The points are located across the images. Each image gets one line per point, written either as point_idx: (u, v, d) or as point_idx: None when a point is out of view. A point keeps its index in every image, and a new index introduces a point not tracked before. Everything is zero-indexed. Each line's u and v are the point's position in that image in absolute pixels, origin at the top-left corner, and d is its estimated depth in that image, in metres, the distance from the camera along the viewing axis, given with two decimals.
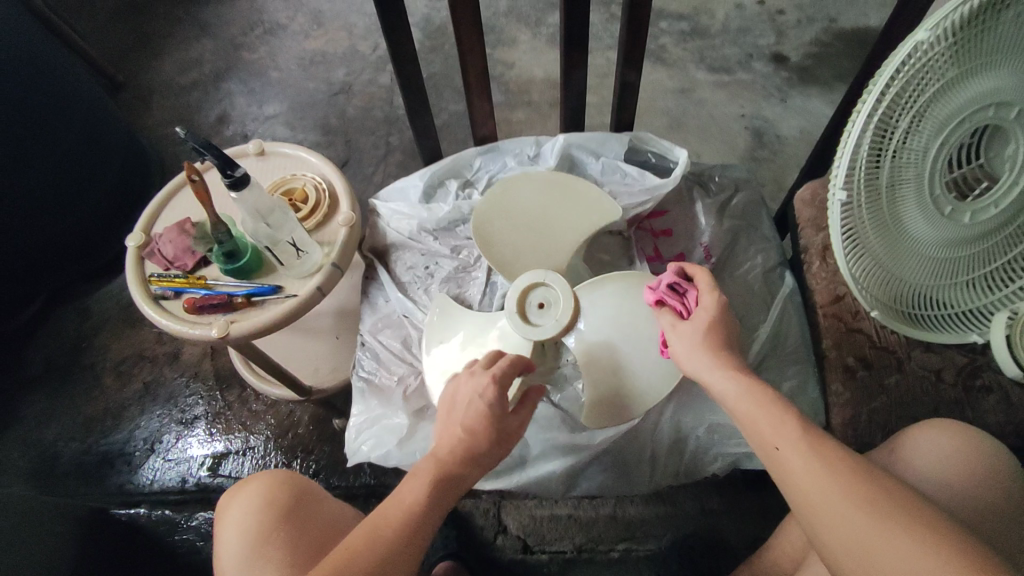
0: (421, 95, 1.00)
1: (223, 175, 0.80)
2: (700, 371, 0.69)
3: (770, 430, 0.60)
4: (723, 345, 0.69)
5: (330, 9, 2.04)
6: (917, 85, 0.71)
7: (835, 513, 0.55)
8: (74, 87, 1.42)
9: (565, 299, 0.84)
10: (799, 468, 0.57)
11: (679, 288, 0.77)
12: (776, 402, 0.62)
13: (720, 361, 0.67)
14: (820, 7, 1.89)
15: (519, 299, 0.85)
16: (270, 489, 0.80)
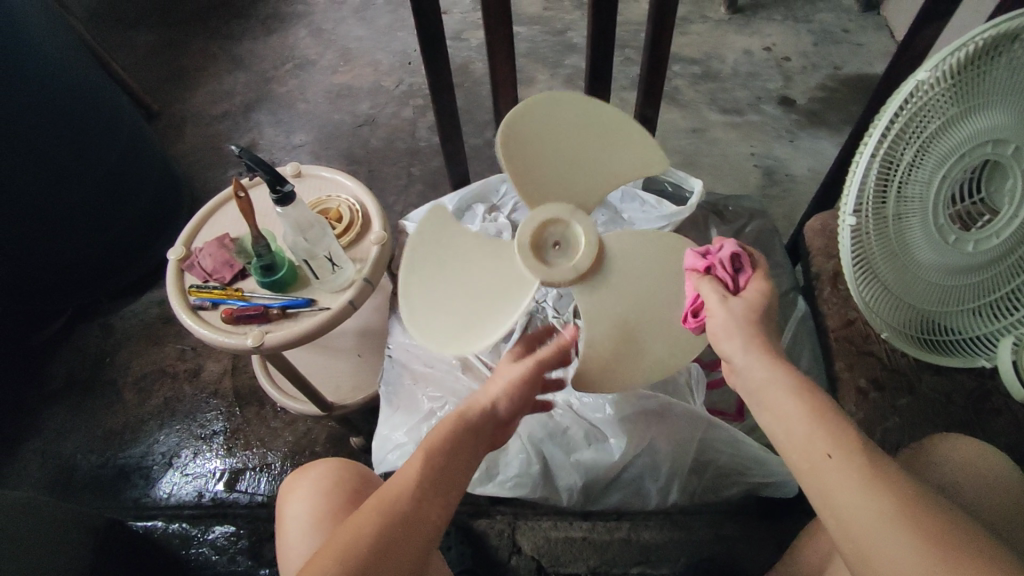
0: (455, 124, 1.06)
1: (272, 190, 0.87)
2: (735, 352, 0.63)
3: (823, 437, 0.55)
4: (768, 334, 0.63)
5: (358, 47, 2.15)
6: (921, 122, 0.77)
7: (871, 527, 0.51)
8: (119, 114, 1.50)
9: (587, 245, 0.76)
10: (853, 483, 0.52)
11: (734, 264, 0.70)
12: (828, 413, 0.57)
13: (768, 352, 0.61)
14: (825, 55, 1.99)
15: (533, 233, 0.76)
16: (334, 474, 0.85)
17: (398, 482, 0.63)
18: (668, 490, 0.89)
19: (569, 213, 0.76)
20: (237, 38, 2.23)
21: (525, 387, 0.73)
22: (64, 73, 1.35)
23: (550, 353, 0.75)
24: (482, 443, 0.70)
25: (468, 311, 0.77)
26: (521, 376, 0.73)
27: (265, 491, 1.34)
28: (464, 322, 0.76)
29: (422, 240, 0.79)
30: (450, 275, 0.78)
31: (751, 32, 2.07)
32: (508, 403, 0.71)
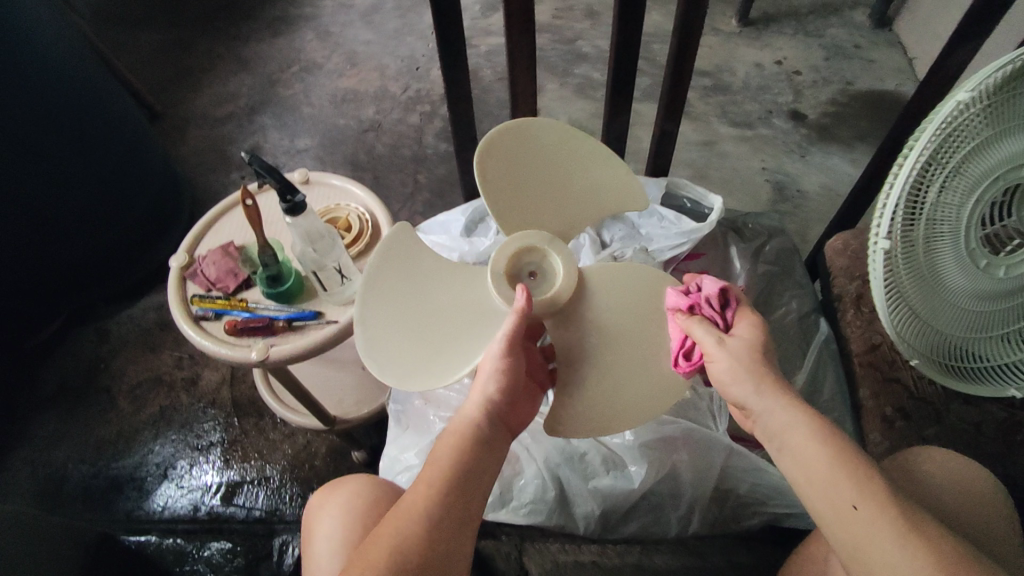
0: (471, 134, 1.05)
1: (282, 200, 0.83)
2: (748, 396, 0.64)
3: (852, 486, 0.56)
4: (772, 370, 0.65)
5: (365, 51, 2.12)
6: (954, 145, 0.74)
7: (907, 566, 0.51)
8: (121, 113, 1.46)
9: (566, 275, 0.74)
10: (885, 535, 0.53)
11: (721, 302, 0.71)
12: (853, 459, 0.57)
13: (779, 393, 0.63)
14: (836, 70, 1.97)
15: (509, 260, 0.75)
16: (365, 494, 0.78)
17: (409, 501, 0.62)
18: (689, 519, 0.87)
19: (547, 241, 0.75)
20: (243, 40, 2.20)
21: (511, 366, 0.69)
22: (67, 71, 1.32)
23: (517, 322, 0.69)
24: (492, 438, 0.67)
25: (429, 340, 0.72)
26: (501, 356, 0.69)
27: (262, 507, 1.31)
28: (423, 352, 0.71)
29: (384, 260, 0.73)
30: (413, 299, 0.73)
31: (763, 45, 2.05)
32: (499, 389, 0.68)
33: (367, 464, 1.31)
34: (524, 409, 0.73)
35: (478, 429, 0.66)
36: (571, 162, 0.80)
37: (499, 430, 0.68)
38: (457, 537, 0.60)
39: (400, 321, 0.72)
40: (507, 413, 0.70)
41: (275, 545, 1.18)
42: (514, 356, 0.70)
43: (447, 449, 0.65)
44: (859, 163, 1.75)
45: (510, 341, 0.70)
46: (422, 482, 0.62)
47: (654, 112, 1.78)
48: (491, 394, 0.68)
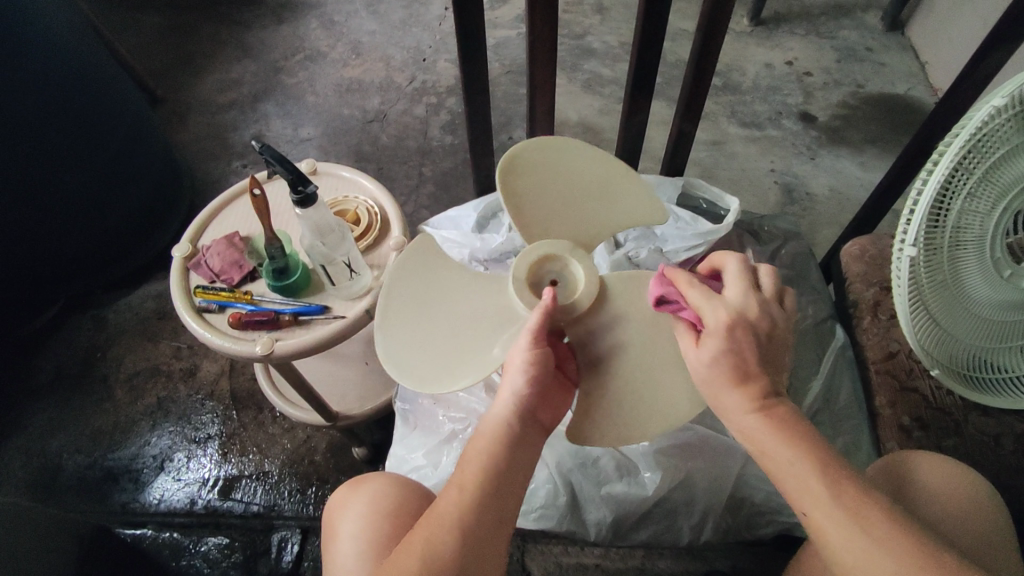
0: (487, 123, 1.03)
1: (293, 191, 0.81)
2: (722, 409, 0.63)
3: (798, 491, 0.57)
4: (740, 366, 0.61)
5: (370, 41, 2.09)
6: (984, 151, 0.71)
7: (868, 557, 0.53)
8: (122, 96, 1.43)
9: (586, 283, 0.72)
10: (842, 541, 0.54)
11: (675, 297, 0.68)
12: (800, 457, 0.57)
13: (744, 398, 0.60)
14: (847, 72, 1.95)
15: (530, 267, 0.73)
16: (395, 493, 0.76)
17: (441, 508, 0.61)
18: (701, 527, 0.86)
19: (568, 250, 0.73)
20: (246, 26, 2.16)
21: (542, 358, 0.65)
22: (68, 51, 1.28)
23: (542, 317, 0.67)
24: (522, 438, 0.65)
25: (449, 347, 0.69)
26: (529, 350, 0.65)
27: (260, 502, 1.28)
28: (442, 358, 0.69)
29: (403, 272, 0.73)
30: (433, 309, 0.72)
31: (773, 45, 2.03)
32: (529, 383, 0.64)
33: (368, 461, 1.29)
34: (558, 399, 0.70)
35: (510, 427, 0.64)
36: (596, 180, 0.79)
37: (530, 426, 0.66)
38: (492, 543, 0.60)
39: (419, 330, 0.70)
40: (535, 410, 0.66)
41: (274, 541, 1.19)
42: (543, 347, 0.66)
43: (479, 450, 0.63)
44: (869, 166, 1.74)
45: (537, 334, 0.66)
46: (454, 487, 0.62)
47: (664, 110, 1.76)
48: (520, 391, 0.64)
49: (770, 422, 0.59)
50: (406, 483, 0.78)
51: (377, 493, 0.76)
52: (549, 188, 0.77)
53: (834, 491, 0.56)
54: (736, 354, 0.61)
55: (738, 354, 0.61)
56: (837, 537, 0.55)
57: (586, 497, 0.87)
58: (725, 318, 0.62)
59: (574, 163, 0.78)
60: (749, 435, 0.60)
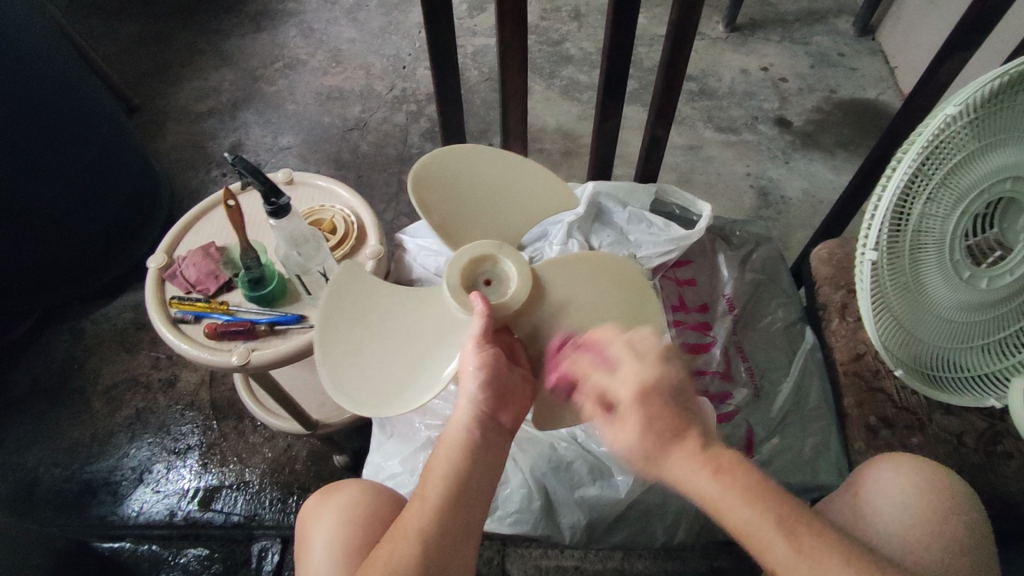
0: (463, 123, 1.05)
1: (266, 202, 0.82)
2: (659, 461, 0.58)
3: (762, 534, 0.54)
4: (664, 416, 0.58)
5: (350, 49, 2.09)
6: (941, 156, 0.74)
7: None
8: (97, 107, 1.42)
9: (520, 278, 0.73)
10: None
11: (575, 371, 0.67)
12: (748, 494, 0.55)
13: (686, 451, 0.57)
14: (821, 78, 1.99)
15: (462, 274, 0.73)
16: (367, 499, 0.77)
17: (406, 519, 0.62)
18: (675, 528, 0.88)
19: (496, 246, 0.74)
20: (225, 34, 2.16)
21: (491, 363, 0.66)
22: (44, 61, 1.28)
23: (484, 322, 0.67)
24: (487, 447, 0.66)
25: (393, 363, 0.70)
26: (478, 354, 0.66)
27: (241, 512, 1.28)
28: (384, 377, 0.69)
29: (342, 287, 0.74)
30: (375, 328, 0.72)
31: (748, 51, 2.07)
32: (483, 387, 0.66)
33: (348, 468, 1.30)
34: (522, 400, 0.70)
35: (471, 436, 0.65)
36: (501, 179, 0.81)
37: (493, 432, 0.67)
38: (459, 548, 0.61)
39: (363, 355, 0.70)
40: (498, 418, 0.67)
41: (254, 551, 1.18)
42: (491, 348, 0.67)
43: (444, 459, 0.64)
44: (841, 170, 1.77)
45: (482, 338, 0.67)
46: (419, 498, 0.63)
47: (641, 116, 1.78)
48: (476, 396, 0.66)
49: (720, 474, 0.56)
50: (379, 492, 0.79)
51: (350, 501, 0.76)
52: (458, 202, 0.79)
53: (796, 544, 0.53)
54: (655, 418, 0.58)
55: (657, 420, 0.58)
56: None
57: (563, 503, 0.88)
58: (632, 389, 0.59)
59: (476, 169, 0.80)
60: (706, 497, 0.56)
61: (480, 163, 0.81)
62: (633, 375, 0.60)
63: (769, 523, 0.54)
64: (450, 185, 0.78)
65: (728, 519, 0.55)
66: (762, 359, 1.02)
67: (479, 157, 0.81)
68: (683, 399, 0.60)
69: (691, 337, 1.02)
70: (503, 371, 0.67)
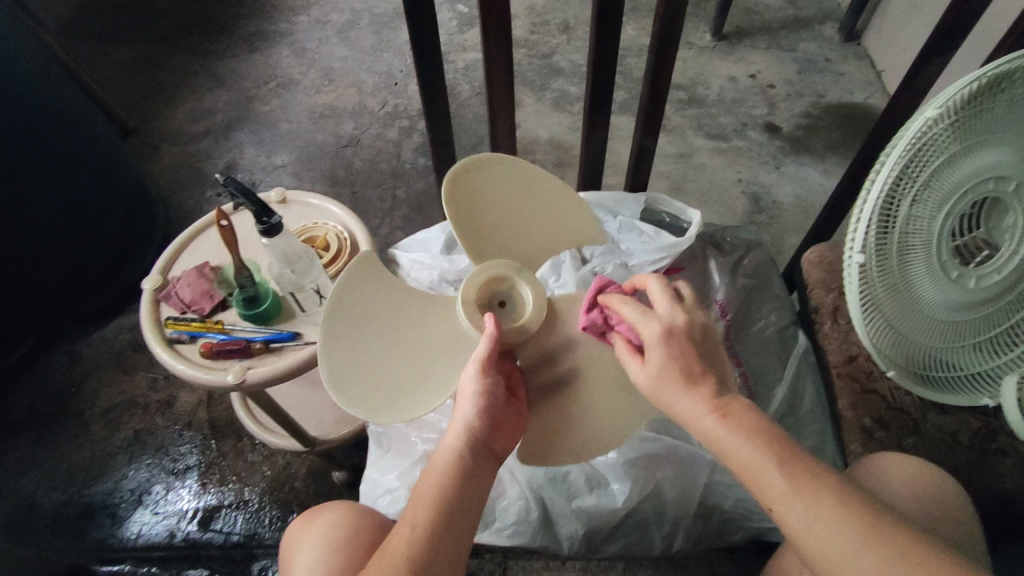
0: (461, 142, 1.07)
1: (258, 221, 0.83)
2: (675, 394, 0.62)
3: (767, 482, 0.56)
4: (692, 357, 0.63)
5: (342, 67, 2.11)
6: (926, 158, 0.74)
7: (837, 549, 0.53)
8: (92, 132, 1.43)
9: (535, 305, 0.74)
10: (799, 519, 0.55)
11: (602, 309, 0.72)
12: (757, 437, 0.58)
13: (699, 389, 0.61)
14: (809, 83, 2.01)
15: (478, 289, 0.74)
16: (352, 522, 0.77)
17: (393, 545, 0.62)
18: (673, 536, 0.88)
19: (515, 271, 0.75)
20: (218, 55, 2.18)
21: (490, 390, 0.68)
22: (39, 89, 1.29)
23: (489, 345, 0.68)
24: (477, 471, 0.67)
25: (393, 376, 0.69)
26: (479, 380, 0.67)
27: (241, 531, 1.27)
28: (380, 383, 0.68)
29: (359, 278, 0.70)
30: (380, 329, 0.70)
31: (736, 59, 2.09)
32: (479, 413, 0.67)
33: (348, 484, 1.30)
34: (511, 432, 0.71)
35: (461, 459, 0.66)
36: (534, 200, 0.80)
37: (483, 457, 0.68)
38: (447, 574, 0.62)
39: (367, 358, 0.68)
40: (489, 443, 0.69)
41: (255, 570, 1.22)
42: (493, 377, 0.68)
43: (432, 482, 0.65)
44: (832, 174, 1.79)
45: (486, 361, 0.68)
46: (408, 522, 0.63)
47: (631, 125, 1.80)
48: (471, 420, 0.67)
49: (727, 419, 0.60)
50: (364, 513, 0.79)
51: (335, 524, 0.77)
52: (486, 212, 0.77)
53: (794, 483, 0.56)
54: (678, 360, 0.62)
55: (681, 358, 0.63)
56: (799, 520, 0.55)
57: (559, 514, 0.88)
58: (660, 329, 0.64)
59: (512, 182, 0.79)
60: (712, 439, 0.60)
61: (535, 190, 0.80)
62: (660, 318, 0.65)
63: (770, 461, 0.57)
64: (483, 194, 0.77)
65: (732, 461, 0.59)
66: (756, 363, 1.02)
67: (539, 187, 0.80)
68: (698, 342, 0.64)
69: None
70: (499, 399, 0.69)
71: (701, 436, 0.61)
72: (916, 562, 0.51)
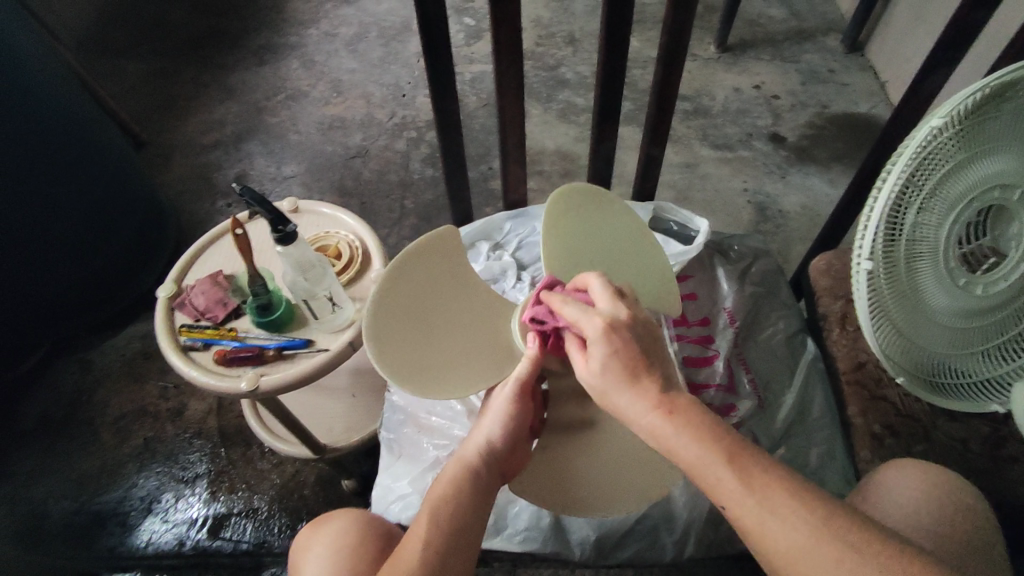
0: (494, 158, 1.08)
1: (274, 230, 0.84)
2: (620, 390, 0.59)
3: (713, 480, 0.55)
4: (639, 351, 0.60)
5: (350, 79, 2.14)
6: (930, 167, 0.75)
7: (784, 539, 0.52)
8: (106, 145, 1.46)
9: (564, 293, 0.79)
10: (749, 515, 0.53)
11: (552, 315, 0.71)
12: (705, 432, 0.56)
13: (641, 383, 0.59)
14: (812, 94, 2.02)
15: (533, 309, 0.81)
16: (356, 532, 0.78)
17: (404, 555, 0.64)
18: (685, 542, 0.88)
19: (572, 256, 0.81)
20: (228, 68, 2.21)
21: (517, 413, 0.73)
22: (55, 102, 1.32)
23: (531, 368, 0.72)
24: (486, 487, 0.70)
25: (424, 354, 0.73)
26: (511, 401, 0.72)
27: (250, 539, 1.28)
28: (425, 362, 0.73)
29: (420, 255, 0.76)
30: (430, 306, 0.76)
31: (741, 70, 2.11)
32: (502, 432, 0.72)
33: (357, 493, 1.30)
34: (519, 457, 0.75)
35: (475, 474, 0.69)
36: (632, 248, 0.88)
37: (493, 475, 0.71)
38: None
39: (411, 327, 0.73)
40: (501, 465, 0.72)
41: None
42: (522, 403, 0.73)
43: (444, 496, 0.67)
44: (838, 183, 1.80)
45: (523, 384, 0.72)
46: (419, 533, 0.64)
47: (637, 135, 1.82)
48: (493, 438, 0.71)
49: (673, 417, 0.57)
50: (365, 522, 0.80)
51: (338, 533, 0.78)
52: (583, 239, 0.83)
53: (742, 476, 0.54)
54: (620, 356, 0.59)
55: (624, 351, 0.60)
56: (752, 515, 0.53)
57: (570, 518, 0.88)
58: (602, 326, 0.61)
59: (607, 218, 0.86)
60: (657, 436, 0.58)
61: (632, 239, 0.88)
62: (602, 315, 0.63)
63: (718, 459, 0.55)
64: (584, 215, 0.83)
65: (677, 457, 0.57)
66: (765, 371, 1.03)
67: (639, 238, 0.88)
68: (650, 342, 0.62)
69: (693, 351, 1.03)
70: (520, 425, 0.73)
71: (645, 433, 0.59)
72: (863, 549, 0.51)
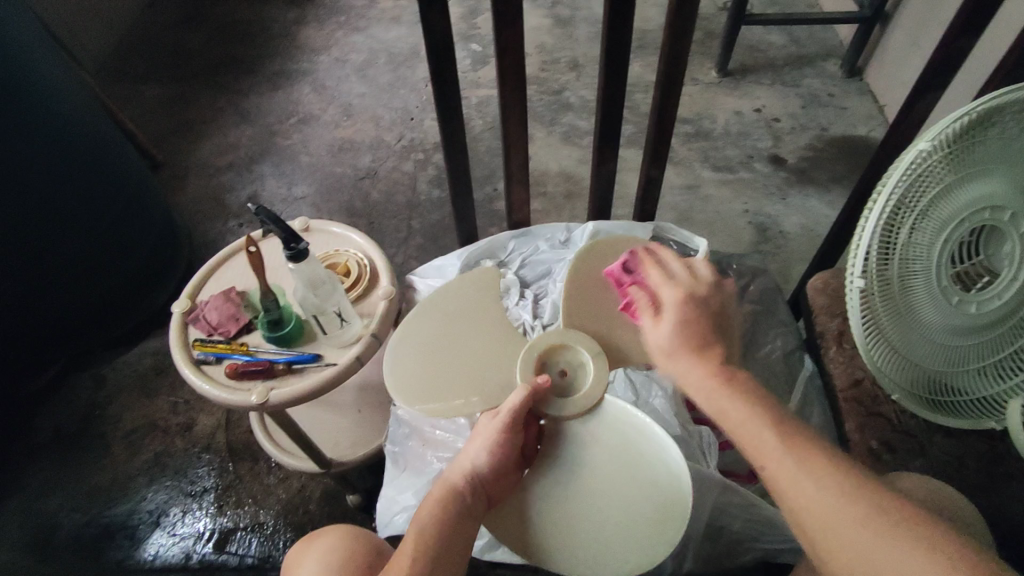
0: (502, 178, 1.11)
1: (286, 247, 0.87)
2: (692, 358, 0.65)
3: (755, 450, 0.59)
4: (707, 329, 0.67)
5: (360, 103, 2.20)
6: (921, 188, 0.78)
7: (815, 504, 0.54)
8: (124, 166, 1.50)
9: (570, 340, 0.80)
10: (788, 482, 0.56)
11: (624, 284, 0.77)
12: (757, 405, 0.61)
13: (705, 358, 0.65)
14: (812, 117, 2.06)
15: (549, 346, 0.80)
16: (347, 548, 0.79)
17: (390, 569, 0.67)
18: (683, 556, 0.90)
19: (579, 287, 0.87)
20: (243, 93, 2.28)
21: (507, 439, 0.74)
22: (75, 123, 1.36)
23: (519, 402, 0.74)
24: (470, 508, 0.72)
25: (432, 370, 0.83)
26: (498, 431, 0.73)
27: (255, 554, 1.29)
28: (436, 382, 0.82)
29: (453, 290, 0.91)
30: (450, 333, 0.87)
31: (741, 94, 2.15)
32: (489, 457, 0.73)
33: (361, 508, 1.31)
34: (508, 482, 0.76)
35: (461, 496, 0.72)
36: None
37: (477, 498, 0.73)
38: None
39: (426, 350, 0.86)
40: (487, 487, 0.74)
41: None
42: (513, 431, 0.74)
43: (428, 514, 0.70)
44: (836, 205, 1.82)
45: (512, 416, 0.74)
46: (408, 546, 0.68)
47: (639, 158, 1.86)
48: (479, 463, 0.73)
49: (730, 384, 0.63)
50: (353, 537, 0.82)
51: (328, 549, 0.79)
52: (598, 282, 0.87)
53: (788, 444, 0.58)
54: (689, 327, 0.66)
55: (692, 324, 0.67)
56: (785, 477, 0.56)
57: None
58: (680, 297, 0.69)
59: None
60: (711, 402, 0.63)
61: None
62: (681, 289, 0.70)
63: (765, 423, 0.59)
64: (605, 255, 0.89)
65: (726, 421, 0.62)
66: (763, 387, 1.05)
67: None
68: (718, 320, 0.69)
69: None
70: (509, 450, 0.74)
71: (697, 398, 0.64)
72: (898, 528, 0.51)
